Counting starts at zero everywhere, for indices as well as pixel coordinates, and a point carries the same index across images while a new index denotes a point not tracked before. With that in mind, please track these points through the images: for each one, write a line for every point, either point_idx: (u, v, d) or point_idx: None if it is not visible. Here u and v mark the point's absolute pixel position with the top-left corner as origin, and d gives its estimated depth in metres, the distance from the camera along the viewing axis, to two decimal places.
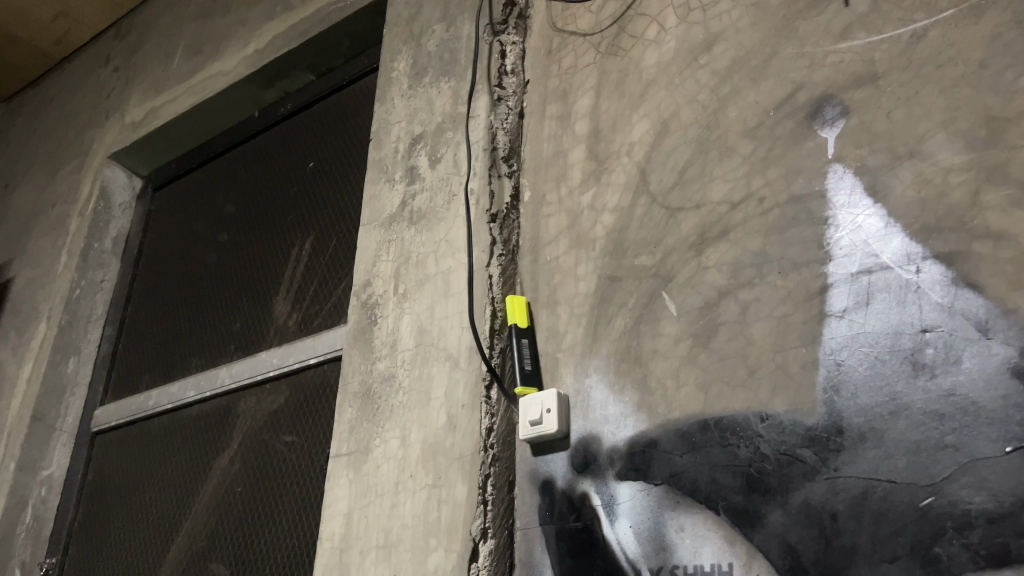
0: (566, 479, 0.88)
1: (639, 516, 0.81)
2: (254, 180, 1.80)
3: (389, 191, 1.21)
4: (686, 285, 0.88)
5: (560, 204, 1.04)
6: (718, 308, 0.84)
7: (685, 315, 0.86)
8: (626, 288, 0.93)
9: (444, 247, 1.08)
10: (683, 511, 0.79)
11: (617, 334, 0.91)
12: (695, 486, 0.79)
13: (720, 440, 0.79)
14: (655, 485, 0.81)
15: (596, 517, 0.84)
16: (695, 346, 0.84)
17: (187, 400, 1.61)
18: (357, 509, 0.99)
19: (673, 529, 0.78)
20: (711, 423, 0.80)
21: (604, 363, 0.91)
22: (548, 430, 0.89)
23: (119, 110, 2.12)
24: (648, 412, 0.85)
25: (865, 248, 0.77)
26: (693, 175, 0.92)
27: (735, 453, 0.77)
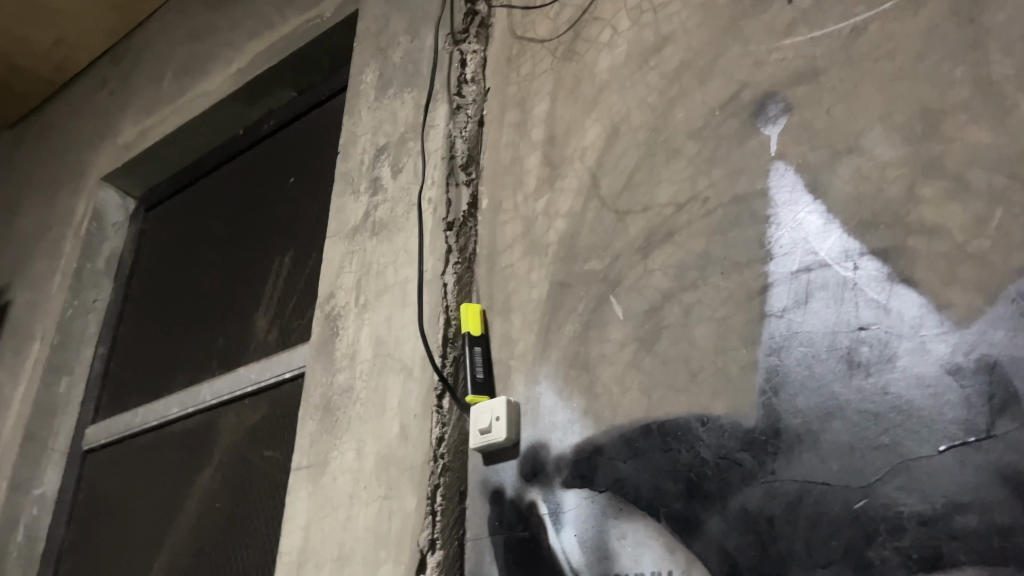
0: (515, 488, 0.87)
1: (584, 524, 0.80)
2: (239, 197, 1.81)
3: (354, 202, 1.21)
4: (633, 289, 0.86)
5: (516, 211, 1.03)
6: (663, 312, 0.83)
7: (631, 319, 0.85)
8: (576, 294, 0.91)
9: (403, 257, 1.08)
10: (626, 518, 0.77)
11: (566, 340, 0.90)
12: (638, 493, 0.77)
13: (662, 445, 0.77)
14: (599, 492, 0.80)
15: (542, 525, 0.83)
16: (640, 350, 0.83)
17: (171, 417, 1.62)
18: (315, 522, 0.99)
19: (616, 536, 0.77)
20: (654, 428, 0.78)
21: (553, 368, 0.90)
22: (497, 439, 0.88)
23: (112, 132, 2.15)
24: (594, 418, 0.84)
25: (804, 245, 0.75)
26: (641, 178, 0.91)
27: (677, 458, 0.76)
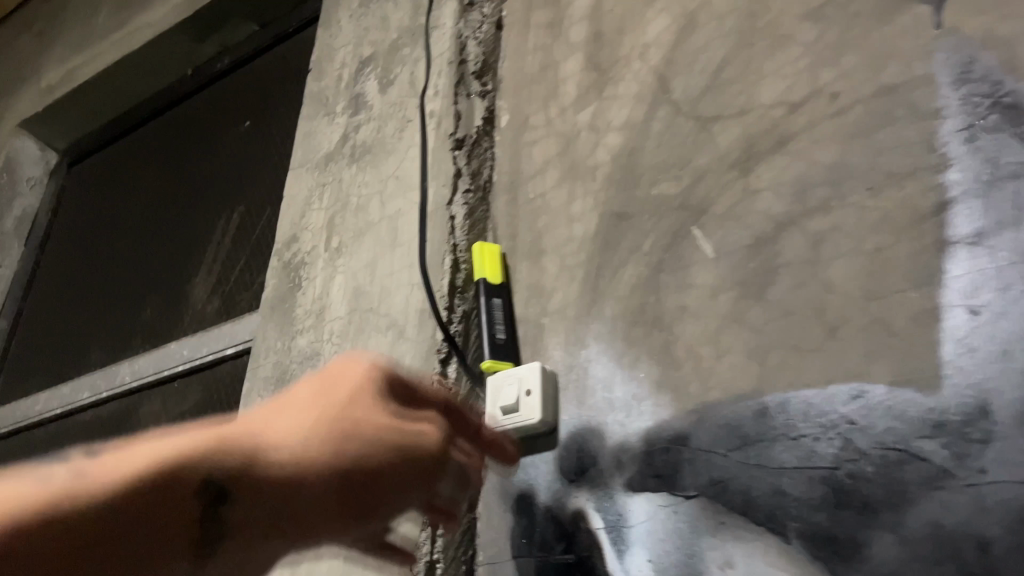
0: (552, 491, 0.61)
1: (661, 545, 0.54)
2: (180, 147, 1.53)
3: (328, 126, 0.96)
4: (728, 218, 0.62)
5: (548, 127, 0.78)
6: (777, 245, 0.58)
7: (726, 257, 0.61)
8: (638, 227, 0.67)
9: (393, 186, 0.82)
10: (731, 538, 0.52)
11: (626, 287, 0.65)
12: (749, 499, 0.52)
13: (785, 430, 0.53)
14: (684, 498, 0.55)
15: (596, 545, 0.57)
16: (743, 298, 0.58)
17: (80, 404, 1.31)
18: None
19: (715, 565, 0.52)
20: (771, 406, 0.54)
21: (607, 326, 0.65)
22: (527, 421, 0.62)
23: (35, 74, 1.85)
24: (674, 392, 0.59)
25: (1006, 142, 0.51)
26: (733, 76, 0.67)
27: (811, 450, 0.51)
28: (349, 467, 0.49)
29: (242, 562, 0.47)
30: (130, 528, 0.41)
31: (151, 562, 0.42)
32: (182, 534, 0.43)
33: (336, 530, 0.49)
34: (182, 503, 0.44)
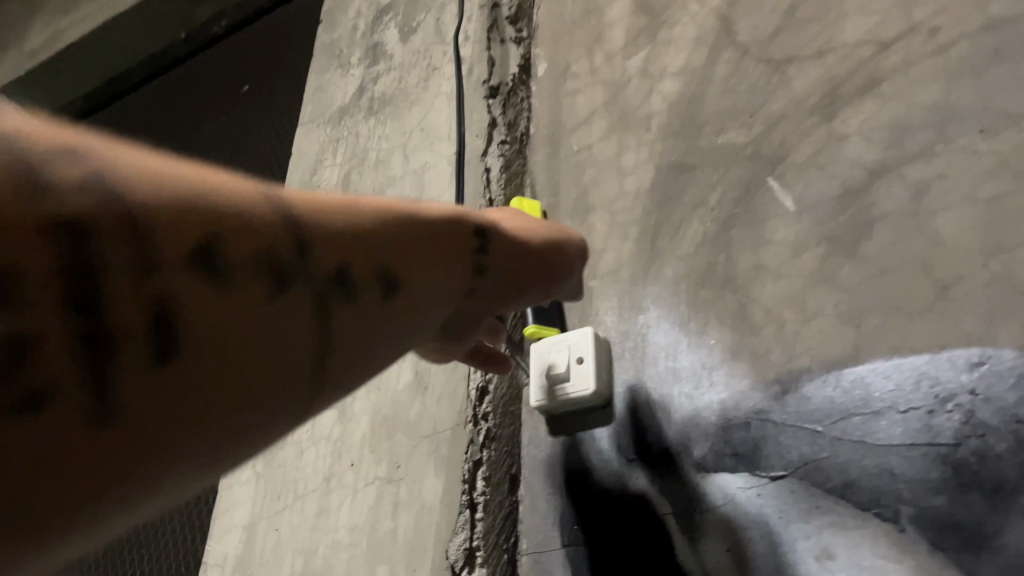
0: (608, 471, 0.54)
1: (742, 532, 0.47)
2: (171, 113, 1.44)
3: (343, 78, 0.88)
4: (809, 168, 0.55)
5: (593, 75, 0.70)
6: (870, 197, 0.52)
7: (809, 210, 0.54)
8: (701, 180, 0.60)
9: (418, 138, 0.75)
10: (828, 523, 0.45)
11: (690, 245, 0.58)
12: (849, 481, 0.45)
13: (892, 402, 0.46)
14: (769, 480, 0.48)
15: (662, 532, 0.50)
16: (831, 255, 0.51)
17: None
18: (265, 517, 0.65)
19: (811, 556, 0.45)
20: (872, 375, 0.47)
21: (669, 288, 0.58)
22: (578, 392, 0.55)
23: (16, 37, 1.75)
24: (752, 359, 0.52)
25: None
26: (809, 14, 0.60)
27: (926, 424, 0.44)
28: (550, 231, 0.45)
29: (473, 308, 0.40)
30: (436, 269, 0.34)
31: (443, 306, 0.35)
32: (460, 253, 0.37)
33: (542, 291, 0.44)
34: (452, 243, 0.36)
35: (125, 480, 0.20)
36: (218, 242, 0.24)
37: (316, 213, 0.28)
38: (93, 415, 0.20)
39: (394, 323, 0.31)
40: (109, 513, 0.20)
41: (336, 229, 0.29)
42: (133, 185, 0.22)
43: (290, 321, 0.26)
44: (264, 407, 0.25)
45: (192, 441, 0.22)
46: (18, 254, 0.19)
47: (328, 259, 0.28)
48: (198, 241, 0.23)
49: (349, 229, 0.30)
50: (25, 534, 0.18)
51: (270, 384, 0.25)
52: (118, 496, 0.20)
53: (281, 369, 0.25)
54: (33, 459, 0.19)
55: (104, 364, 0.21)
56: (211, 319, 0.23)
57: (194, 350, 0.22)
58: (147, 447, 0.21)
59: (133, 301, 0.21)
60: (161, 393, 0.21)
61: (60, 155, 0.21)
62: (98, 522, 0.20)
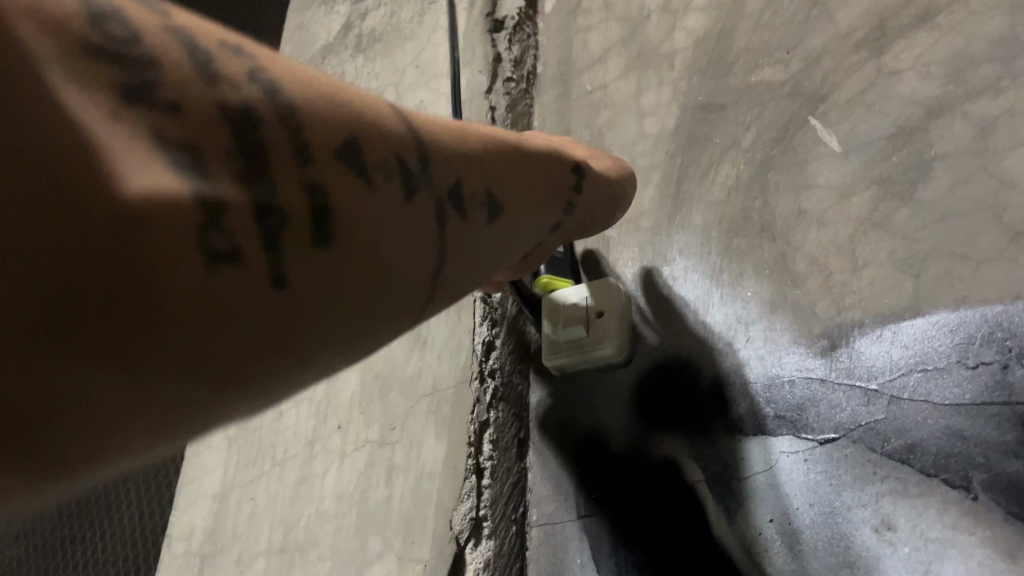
0: (630, 436, 0.49)
1: (787, 501, 0.42)
2: None
3: (326, 14, 0.81)
4: (857, 106, 0.50)
5: (607, 11, 0.65)
6: (927, 137, 0.47)
7: (857, 151, 0.49)
8: (732, 121, 0.54)
9: (413, 77, 0.69)
10: (888, 491, 0.40)
11: (720, 191, 0.53)
12: (912, 443, 0.40)
13: (960, 357, 0.41)
14: (817, 443, 0.43)
15: (694, 503, 0.45)
16: (882, 200, 0.47)
17: None
18: (240, 485, 0.59)
19: (868, 527, 0.40)
20: (937, 328, 0.42)
21: (698, 236, 0.52)
22: (597, 348, 0.50)
23: None
24: (795, 311, 0.47)
25: None
26: None
27: (1001, 380, 0.39)
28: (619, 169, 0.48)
29: (553, 243, 0.43)
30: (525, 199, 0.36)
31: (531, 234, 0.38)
32: (550, 184, 0.40)
33: (604, 223, 0.47)
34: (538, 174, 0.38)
35: (285, 344, 0.23)
36: (359, 143, 0.26)
37: (434, 131, 0.31)
38: (265, 281, 0.22)
39: (499, 238, 0.34)
40: (275, 373, 0.23)
41: (453, 147, 0.32)
42: (288, 88, 0.25)
43: (421, 225, 0.28)
44: (393, 295, 0.27)
45: (343, 312, 0.25)
46: (196, 132, 0.22)
47: (448, 170, 0.30)
48: (342, 140, 0.26)
49: (462, 148, 0.32)
50: (204, 380, 0.21)
51: (399, 273, 0.27)
52: (287, 351, 0.23)
53: (404, 266, 0.27)
54: (220, 312, 0.21)
55: (268, 243, 0.23)
56: (355, 210, 0.25)
57: (341, 234, 0.25)
58: (303, 313, 0.23)
59: (297, 187, 0.24)
60: (317, 270, 0.24)
61: (226, 60, 0.24)
62: (264, 380, 0.23)
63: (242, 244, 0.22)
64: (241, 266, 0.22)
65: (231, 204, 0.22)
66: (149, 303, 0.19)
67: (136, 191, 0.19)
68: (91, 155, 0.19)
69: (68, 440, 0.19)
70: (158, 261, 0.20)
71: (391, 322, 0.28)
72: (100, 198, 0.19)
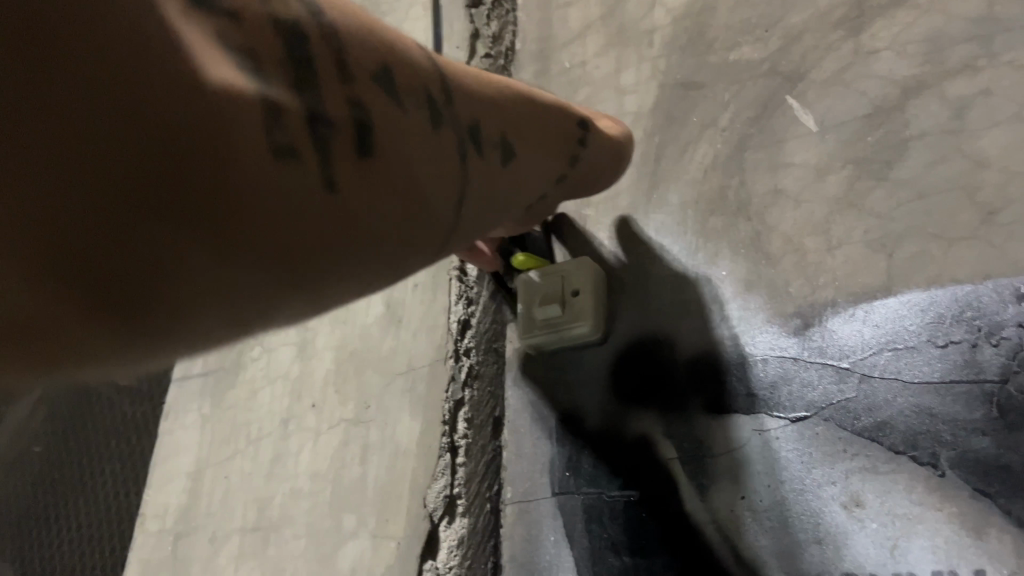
0: (604, 414, 0.49)
1: (760, 478, 0.43)
2: None
3: None
4: (834, 84, 0.50)
5: None
6: (904, 116, 0.47)
7: (835, 129, 0.49)
8: (710, 99, 0.54)
9: None
10: (859, 467, 0.40)
11: (698, 169, 0.53)
12: (882, 422, 0.41)
13: (930, 336, 0.41)
14: (789, 421, 0.43)
15: (667, 481, 0.45)
16: (858, 178, 0.47)
17: None
18: (216, 464, 0.59)
19: (837, 504, 0.40)
20: (908, 308, 0.42)
21: (675, 215, 0.52)
22: (573, 327, 0.50)
23: None
24: (770, 290, 0.47)
25: None
26: None
27: (970, 359, 0.40)
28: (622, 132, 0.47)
29: (555, 196, 0.42)
30: (535, 157, 0.36)
31: (537, 186, 0.37)
32: (557, 136, 0.39)
33: (607, 184, 0.47)
34: (547, 125, 0.38)
35: (333, 246, 0.23)
36: (389, 69, 0.26)
37: (456, 75, 0.31)
38: (320, 184, 0.22)
39: (510, 186, 0.34)
40: (321, 275, 0.23)
41: (472, 91, 0.32)
42: (328, 10, 0.25)
43: (446, 157, 0.28)
44: (423, 224, 0.27)
45: (382, 228, 0.25)
46: (258, 40, 0.22)
47: (466, 111, 0.30)
48: (378, 67, 0.26)
49: (478, 95, 0.32)
50: (271, 262, 0.21)
51: (430, 201, 0.27)
52: (340, 253, 0.23)
53: (433, 196, 0.27)
54: (283, 200, 0.21)
55: (321, 150, 0.23)
56: (392, 130, 0.26)
57: (379, 151, 0.25)
58: (349, 222, 0.23)
59: (340, 100, 0.24)
60: (362, 181, 0.24)
61: None
62: (312, 280, 0.23)
63: (302, 145, 0.22)
64: (300, 163, 0.22)
65: (287, 106, 0.22)
66: (228, 171, 0.20)
67: (221, 85, 0.20)
68: (171, 36, 0.19)
69: (156, 307, 0.19)
70: (238, 150, 0.20)
71: (419, 247, 0.28)
72: (182, 73, 0.19)
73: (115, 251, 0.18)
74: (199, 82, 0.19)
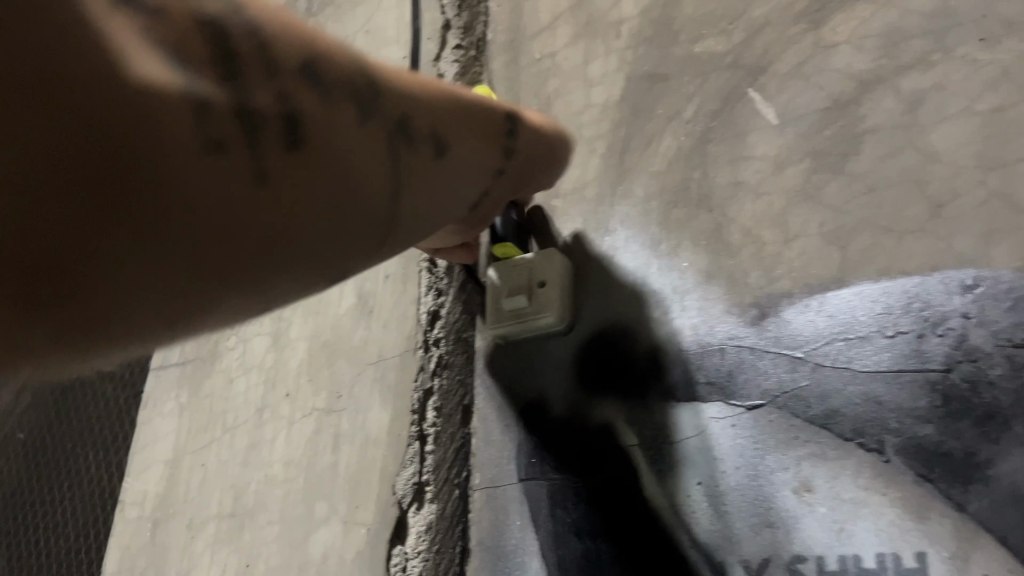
0: (569, 402, 0.50)
1: (715, 463, 0.44)
2: None
3: None
4: (794, 78, 0.50)
5: None
6: (860, 110, 0.47)
7: (794, 123, 0.50)
8: (674, 91, 0.55)
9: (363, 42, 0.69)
10: (809, 454, 0.42)
11: (662, 161, 0.54)
12: (832, 410, 0.42)
13: (880, 327, 0.42)
14: (745, 409, 0.44)
15: (628, 466, 0.47)
16: (815, 171, 0.48)
17: None
18: (193, 451, 0.61)
19: (788, 489, 0.42)
20: (860, 299, 0.44)
21: (639, 207, 0.53)
22: (539, 318, 0.51)
23: None
24: (729, 281, 0.48)
25: None
26: None
27: (916, 349, 0.41)
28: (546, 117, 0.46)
29: (499, 193, 0.41)
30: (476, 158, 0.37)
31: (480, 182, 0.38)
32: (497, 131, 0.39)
33: (541, 181, 0.46)
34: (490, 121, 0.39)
35: (259, 235, 0.25)
36: (317, 68, 0.28)
37: (396, 77, 0.32)
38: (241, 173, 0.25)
39: (444, 179, 0.34)
40: (250, 262, 0.25)
41: (413, 92, 0.33)
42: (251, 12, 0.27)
43: (380, 153, 0.30)
44: (353, 216, 0.29)
45: (308, 216, 0.27)
46: (183, 40, 0.24)
47: (398, 103, 0.31)
48: (305, 65, 0.27)
49: (413, 91, 0.33)
50: (197, 243, 0.23)
51: (364, 189, 0.29)
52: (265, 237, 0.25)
53: (366, 188, 0.29)
54: (206, 192, 0.24)
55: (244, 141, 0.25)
56: (322, 124, 0.27)
57: (307, 142, 0.27)
58: (273, 208, 0.25)
59: (267, 95, 0.26)
60: (287, 169, 0.26)
61: None
62: (244, 265, 0.25)
63: (224, 135, 0.24)
64: (222, 152, 0.24)
65: (212, 100, 0.24)
66: (148, 159, 0.22)
67: (142, 79, 0.22)
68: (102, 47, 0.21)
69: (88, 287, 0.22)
70: (160, 138, 0.22)
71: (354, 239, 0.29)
72: (108, 71, 0.21)
73: (58, 242, 0.21)
74: (121, 78, 0.21)
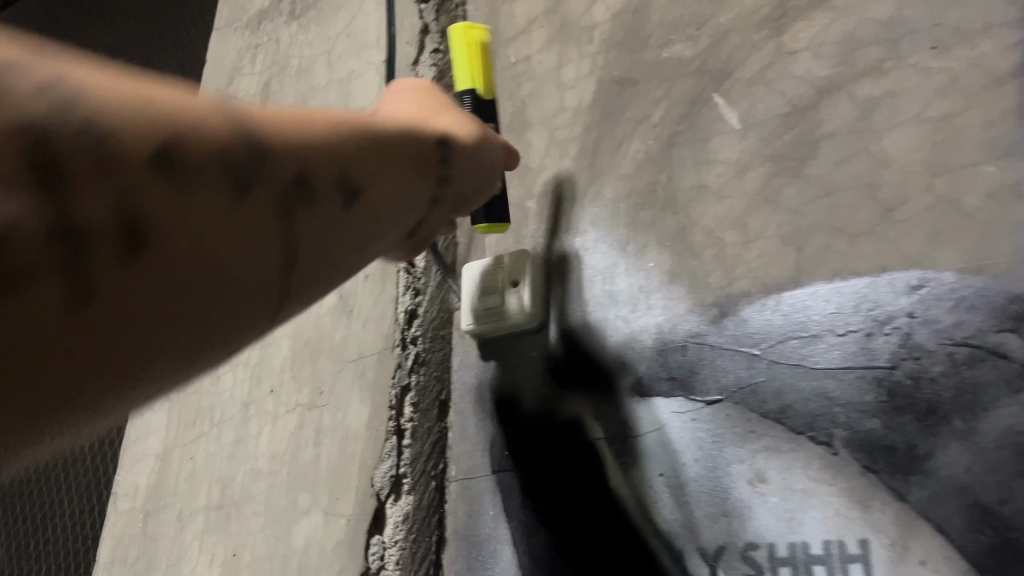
0: (540, 397, 0.52)
1: (675, 456, 0.46)
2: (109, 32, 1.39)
3: None
4: (756, 84, 0.52)
5: None
6: (817, 115, 0.49)
7: (755, 127, 0.51)
8: (643, 95, 0.57)
9: (343, 44, 0.70)
10: (762, 447, 0.44)
11: (631, 163, 0.55)
12: (785, 405, 0.44)
13: (832, 325, 0.44)
14: (704, 404, 0.47)
15: (596, 459, 0.49)
16: (775, 174, 0.49)
17: None
18: (182, 445, 0.63)
19: (743, 480, 0.44)
20: (814, 298, 0.46)
21: (608, 208, 0.55)
22: (510, 316, 0.53)
23: None
24: (692, 281, 0.50)
25: None
26: None
27: (865, 347, 0.43)
28: (473, 136, 0.41)
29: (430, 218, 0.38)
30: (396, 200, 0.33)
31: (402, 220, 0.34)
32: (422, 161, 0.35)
33: (478, 193, 0.43)
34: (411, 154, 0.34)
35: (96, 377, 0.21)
36: (171, 149, 0.22)
37: (284, 133, 0.27)
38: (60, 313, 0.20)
39: (356, 232, 0.30)
40: (85, 401, 0.21)
41: (310, 145, 0.27)
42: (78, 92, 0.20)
43: (261, 239, 0.25)
44: (227, 320, 0.24)
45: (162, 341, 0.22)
46: None
47: (285, 170, 0.26)
48: (152, 151, 0.21)
49: (312, 143, 0.27)
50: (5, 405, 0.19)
51: (241, 289, 0.24)
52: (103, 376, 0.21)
53: (240, 289, 0.24)
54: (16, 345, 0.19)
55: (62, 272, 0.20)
56: (176, 225, 0.22)
57: (152, 256, 0.21)
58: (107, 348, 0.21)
59: (97, 203, 0.21)
60: (124, 296, 0.21)
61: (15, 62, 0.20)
62: (75, 407, 0.21)
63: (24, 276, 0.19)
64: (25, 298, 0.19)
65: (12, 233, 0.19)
66: None
67: None
68: None
69: None
70: None
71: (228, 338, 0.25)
72: None
73: None
74: None
